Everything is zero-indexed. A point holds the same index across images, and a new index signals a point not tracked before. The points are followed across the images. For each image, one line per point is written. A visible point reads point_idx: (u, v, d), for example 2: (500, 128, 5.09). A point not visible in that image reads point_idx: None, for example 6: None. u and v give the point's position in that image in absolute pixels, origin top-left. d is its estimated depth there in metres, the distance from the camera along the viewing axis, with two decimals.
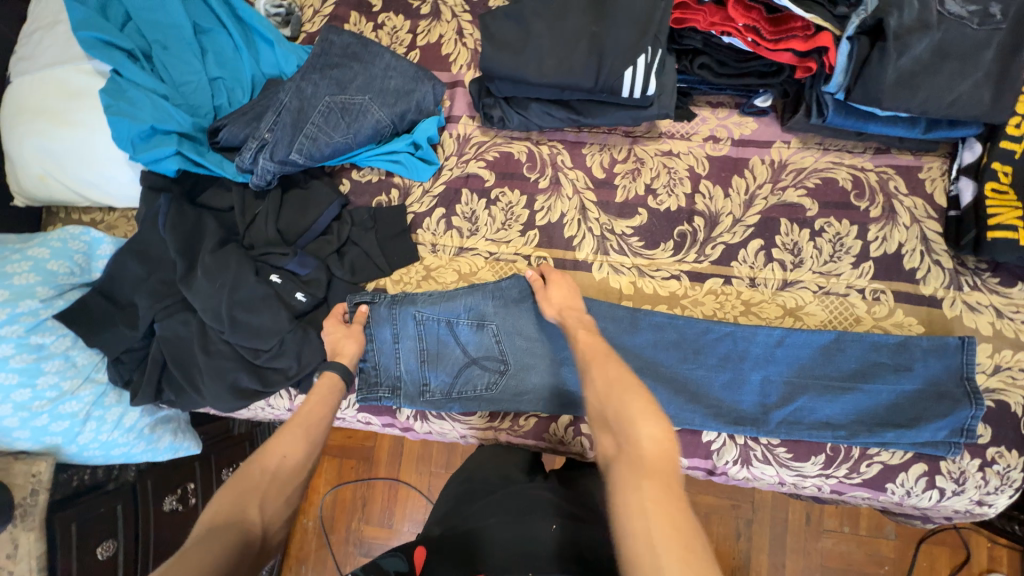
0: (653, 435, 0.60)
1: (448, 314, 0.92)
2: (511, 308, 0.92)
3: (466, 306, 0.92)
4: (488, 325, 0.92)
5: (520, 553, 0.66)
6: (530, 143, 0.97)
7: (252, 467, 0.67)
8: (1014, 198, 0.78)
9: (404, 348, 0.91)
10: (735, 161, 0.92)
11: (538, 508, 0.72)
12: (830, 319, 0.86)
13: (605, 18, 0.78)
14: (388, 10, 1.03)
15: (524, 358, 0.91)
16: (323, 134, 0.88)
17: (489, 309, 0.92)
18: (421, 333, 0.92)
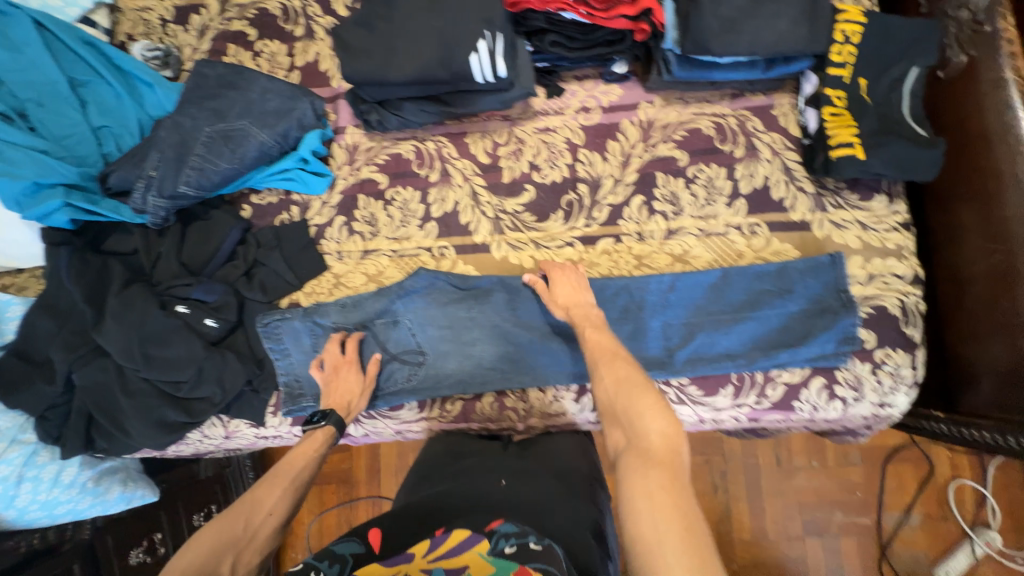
0: (659, 432, 0.62)
1: (362, 318, 0.94)
2: (422, 301, 0.95)
3: (377, 308, 0.94)
4: (403, 322, 0.95)
5: (480, 502, 0.70)
6: (416, 141, 1.01)
7: (235, 518, 0.67)
8: (848, 118, 0.84)
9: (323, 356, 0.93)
10: (607, 127, 0.98)
11: (486, 467, 0.80)
12: (715, 258, 0.91)
13: (449, 11, 0.83)
14: (263, 38, 1.07)
15: (440, 346, 0.94)
16: (208, 163, 0.91)
17: (401, 306, 0.95)
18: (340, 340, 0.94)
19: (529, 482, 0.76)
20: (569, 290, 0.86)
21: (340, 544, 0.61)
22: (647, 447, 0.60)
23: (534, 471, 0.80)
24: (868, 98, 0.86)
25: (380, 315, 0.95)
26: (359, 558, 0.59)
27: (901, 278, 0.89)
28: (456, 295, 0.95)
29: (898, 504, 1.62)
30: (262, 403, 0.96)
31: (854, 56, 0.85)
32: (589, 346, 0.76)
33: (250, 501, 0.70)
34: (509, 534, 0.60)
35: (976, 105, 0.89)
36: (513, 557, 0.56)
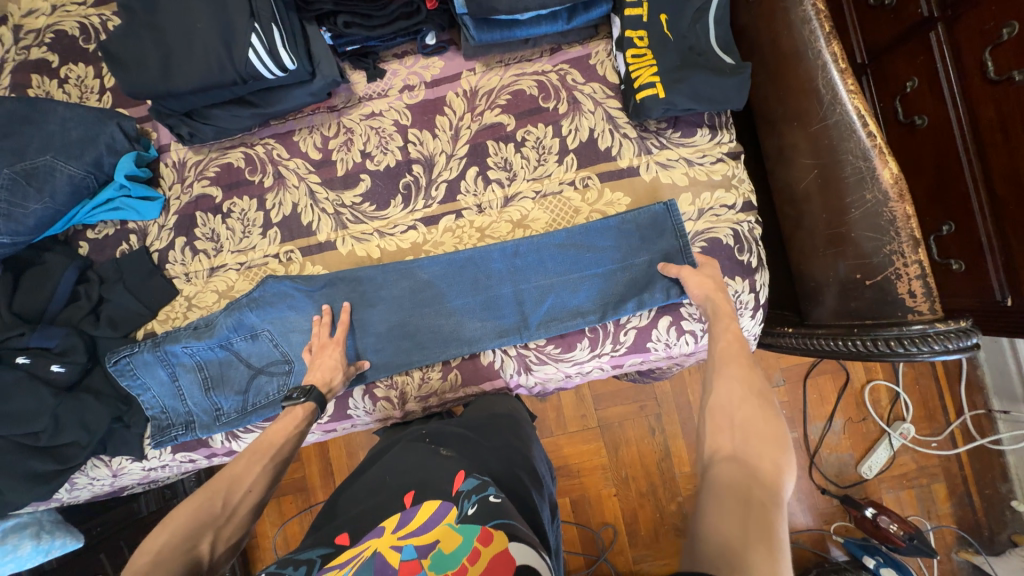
0: (768, 447, 0.59)
1: (216, 337, 0.92)
2: (275, 310, 0.93)
3: (228, 325, 0.92)
4: (261, 334, 0.93)
5: (417, 467, 0.73)
6: (244, 148, 0.97)
7: (215, 494, 0.66)
8: (649, 58, 0.84)
9: (184, 382, 0.93)
10: (433, 103, 0.96)
11: (417, 439, 0.81)
12: (553, 218, 0.92)
13: (222, 8, 0.79)
14: (66, 62, 1.01)
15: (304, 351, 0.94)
16: (17, 207, 0.87)
17: (253, 319, 0.93)
18: (200, 362, 0.93)
19: (460, 437, 0.80)
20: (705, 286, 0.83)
21: (306, 550, 0.60)
22: (755, 459, 0.58)
23: (460, 430, 0.83)
24: (670, 33, 0.86)
25: (233, 331, 0.93)
26: (328, 556, 0.59)
27: (731, 208, 0.91)
28: (309, 298, 0.93)
29: (821, 415, 1.68)
30: (137, 437, 0.96)
31: None
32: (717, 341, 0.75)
33: (232, 476, 0.69)
34: (470, 493, 0.65)
35: (782, 19, 0.88)
36: (475, 515, 0.60)
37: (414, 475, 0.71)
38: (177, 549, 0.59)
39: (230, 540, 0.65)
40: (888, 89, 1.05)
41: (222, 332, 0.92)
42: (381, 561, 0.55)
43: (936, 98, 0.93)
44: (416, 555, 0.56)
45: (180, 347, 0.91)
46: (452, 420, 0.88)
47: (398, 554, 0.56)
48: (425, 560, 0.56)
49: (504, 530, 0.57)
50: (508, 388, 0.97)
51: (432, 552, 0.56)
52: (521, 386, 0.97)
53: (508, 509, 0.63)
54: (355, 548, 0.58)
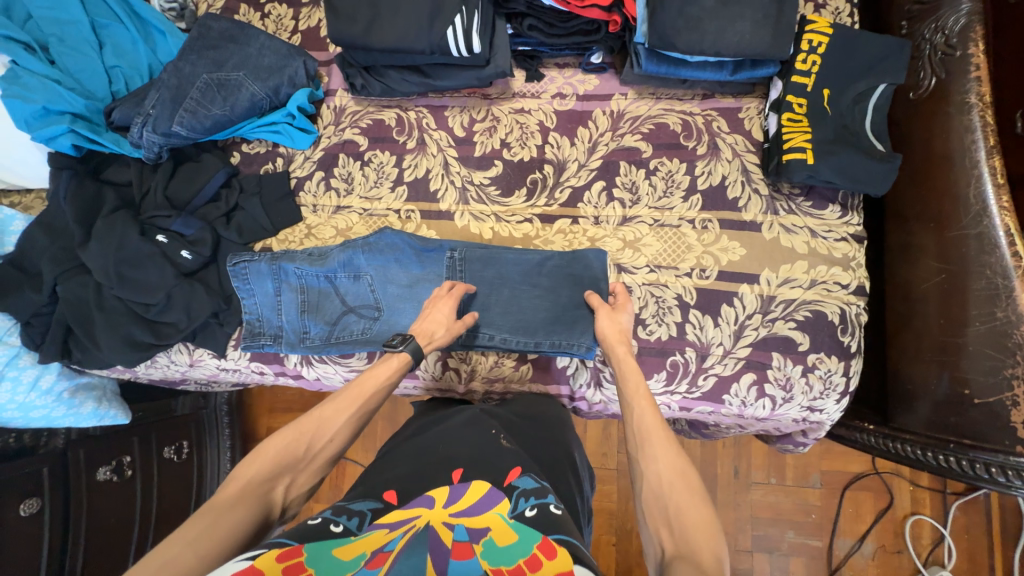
0: (704, 529, 0.60)
1: (326, 268, 0.99)
2: (383, 260, 0.99)
3: (339, 260, 0.99)
4: (364, 277, 0.99)
5: (470, 450, 0.75)
6: (399, 110, 1.06)
7: (298, 440, 0.72)
8: (804, 125, 0.86)
9: (285, 300, 0.99)
10: (579, 114, 1.01)
11: (476, 422, 0.83)
12: (664, 248, 0.94)
13: None
14: (273, 0, 1.14)
15: (396, 303, 0.99)
16: (201, 107, 0.98)
17: (362, 261, 0.99)
18: (303, 287, 1.00)
19: (521, 432, 0.83)
20: (617, 326, 0.86)
21: (359, 500, 0.67)
22: (695, 552, 0.58)
23: (513, 420, 0.86)
24: (829, 108, 0.88)
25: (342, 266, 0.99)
26: (378, 511, 0.65)
27: (844, 287, 0.90)
28: (415, 258, 0.98)
29: (852, 532, 1.59)
30: (225, 336, 1.02)
31: (819, 65, 0.88)
32: (636, 407, 0.75)
33: (317, 422, 0.74)
34: (528, 494, 0.67)
35: (941, 123, 0.89)
36: (533, 521, 0.63)
37: (472, 454, 0.74)
38: (258, 486, 0.66)
39: (303, 483, 0.72)
40: None
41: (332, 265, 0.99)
42: (433, 534, 0.60)
43: None
44: (468, 537, 0.60)
45: (294, 268, 0.99)
46: (504, 407, 0.91)
47: (450, 532, 0.61)
48: (476, 544, 0.60)
49: (565, 546, 0.59)
50: (571, 397, 0.98)
51: (484, 540, 0.60)
52: (584, 399, 0.98)
53: (566, 522, 0.64)
54: (407, 513, 0.63)
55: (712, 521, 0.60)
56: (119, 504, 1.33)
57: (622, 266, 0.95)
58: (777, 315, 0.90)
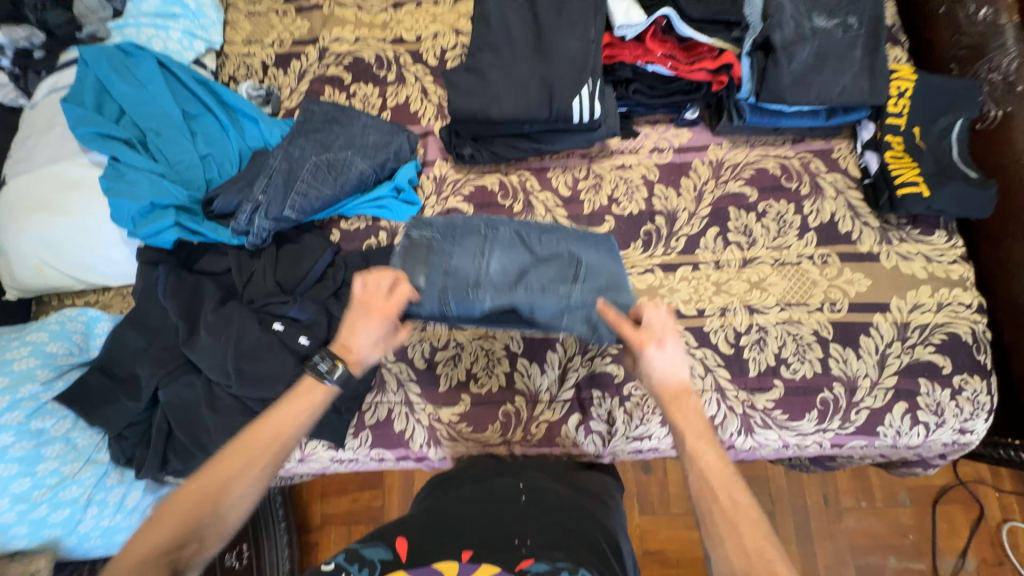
0: None
1: (489, 255, 0.86)
2: (569, 263, 0.87)
3: (535, 305, 0.83)
4: (506, 231, 0.90)
5: (487, 514, 0.68)
6: (500, 175, 1.08)
7: (202, 502, 0.59)
8: (909, 160, 0.94)
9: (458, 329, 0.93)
10: (679, 166, 1.06)
11: (497, 489, 0.75)
12: (790, 285, 0.96)
13: (548, 60, 0.90)
14: (357, 81, 1.17)
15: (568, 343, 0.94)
16: (312, 189, 0.97)
17: (549, 271, 0.86)
18: (445, 254, 0.86)
19: (549, 494, 0.74)
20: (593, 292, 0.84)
21: (371, 546, 0.61)
22: None
23: (554, 484, 0.78)
24: (923, 144, 0.96)
25: (504, 246, 0.88)
26: (389, 562, 0.59)
27: (968, 306, 0.93)
28: (598, 265, 0.88)
29: (952, 548, 1.48)
30: (344, 425, 0.94)
31: (908, 107, 0.96)
32: (706, 477, 0.62)
33: (219, 483, 0.60)
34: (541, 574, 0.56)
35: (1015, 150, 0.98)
36: None
37: (487, 520, 0.66)
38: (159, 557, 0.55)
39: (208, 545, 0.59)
40: None
41: (493, 250, 0.87)
42: None
43: None
44: None
45: (473, 292, 0.83)
46: (560, 478, 0.83)
47: None
48: None
49: None
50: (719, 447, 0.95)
51: None
52: (732, 448, 0.95)
53: None
54: None
55: (771, 548, 0.56)
56: None
57: (753, 307, 0.96)
58: (915, 341, 0.92)
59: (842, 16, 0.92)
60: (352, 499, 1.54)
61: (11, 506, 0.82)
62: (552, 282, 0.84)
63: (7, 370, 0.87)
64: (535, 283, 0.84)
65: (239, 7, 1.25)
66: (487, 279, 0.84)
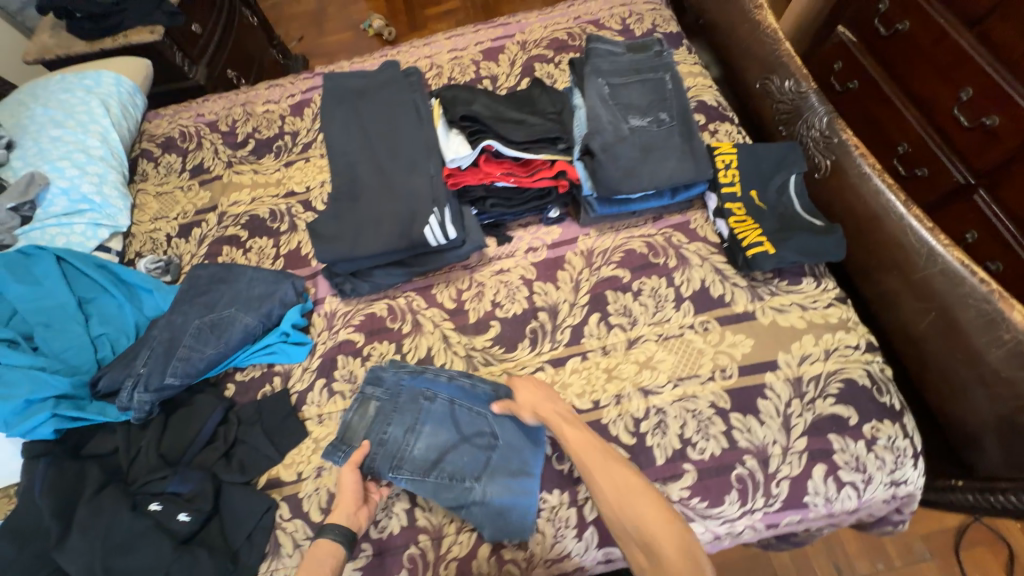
0: None
1: (421, 433, 0.93)
2: (493, 441, 0.92)
3: (447, 484, 0.88)
4: (442, 403, 0.95)
5: None
6: (388, 300, 1.11)
7: None
8: (752, 223, 0.99)
9: (392, 438, 0.92)
10: (554, 260, 1.10)
11: None
12: (678, 359, 0.95)
13: (399, 197, 0.97)
14: (253, 236, 1.26)
15: (502, 464, 0.89)
16: (195, 352, 0.99)
17: (475, 446, 0.92)
18: (385, 421, 0.94)
19: None
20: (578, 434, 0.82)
21: None
22: None
23: None
24: (763, 204, 1.02)
25: (437, 420, 0.94)
26: None
27: (856, 348, 0.93)
28: (523, 440, 0.91)
29: None
30: None
31: (738, 176, 1.04)
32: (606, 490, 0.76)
33: None
34: None
35: (854, 191, 1.05)
36: None
37: None
38: None
39: None
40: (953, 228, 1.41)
41: (426, 427, 0.93)
42: None
43: (1001, 242, 1.28)
44: None
45: (400, 468, 0.90)
46: None
47: None
48: None
49: None
50: None
51: None
52: None
53: None
54: None
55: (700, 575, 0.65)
56: None
57: (646, 388, 0.94)
58: (814, 395, 0.89)
59: (653, 114, 1.03)
60: None
61: None
62: (466, 469, 0.90)
63: None
64: (452, 468, 0.90)
65: (148, 191, 1.39)
66: (425, 419, 0.94)
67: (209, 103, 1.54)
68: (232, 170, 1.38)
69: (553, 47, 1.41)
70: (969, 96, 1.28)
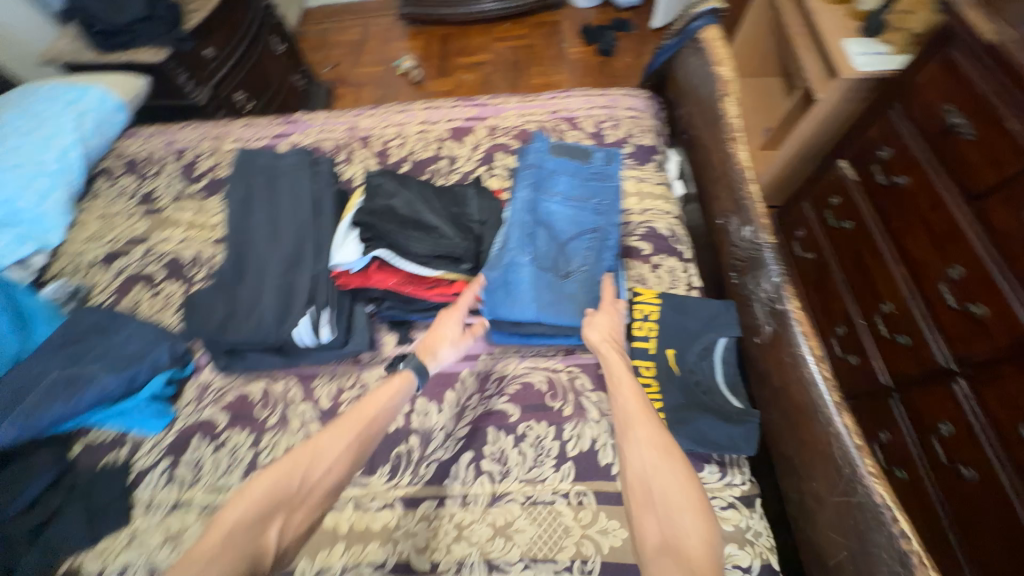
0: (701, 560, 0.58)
1: (558, 228, 0.97)
2: (541, 280, 0.91)
3: (523, 208, 0.97)
4: (603, 262, 0.95)
5: None
6: (266, 382, 1.04)
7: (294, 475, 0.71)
8: (653, 390, 0.88)
9: (567, 224, 0.97)
10: (448, 376, 1.01)
11: None
12: (538, 533, 0.82)
13: (280, 287, 0.92)
14: (168, 279, 1.23)
15: (548, 258, 0.93)
16: (40, 407, 0.92)
17: (564, 228, 0.98)
18: (534, 180, 1.01)
19: None
20: (604, 328, 0.85)
21: None
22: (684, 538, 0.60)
23: None
24: (677, 367, 0.90)
25: (577, 208, 0.99)
26: None
27: (747, 571, 0.77)
28: (570, 276, 0.92)
29: None
30: None
31: (655, 330, 0.94)
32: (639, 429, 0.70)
33: (317, 450, 0.75)
34: None
35: (789, 372, 0.92)
36: None
37: None
38: (254, 525, 0.65)
39: (297, 524, 0.71)
40: (924, 423, 1.23)
41: (571, 210, 0.98)
42: None
43: (980, 454, 1.07)
44: None
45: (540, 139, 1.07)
46: None
47: None
48: None
49: None
50: None
51: None
52: None
53: None
54: None
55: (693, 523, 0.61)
56: None
57: (492, 562, 0.81)
58: None
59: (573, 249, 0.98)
60: None
61: None
62: (542, 253, 0.93)
63: None
64: (530, 237, 0.94)
65: (93, 210, 1.39)
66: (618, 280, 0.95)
67: (183, 131, 1.56)
68: (176, 204, 1.37)
69: (520, 139, 1.36)
70: (959, 275, 1.14)
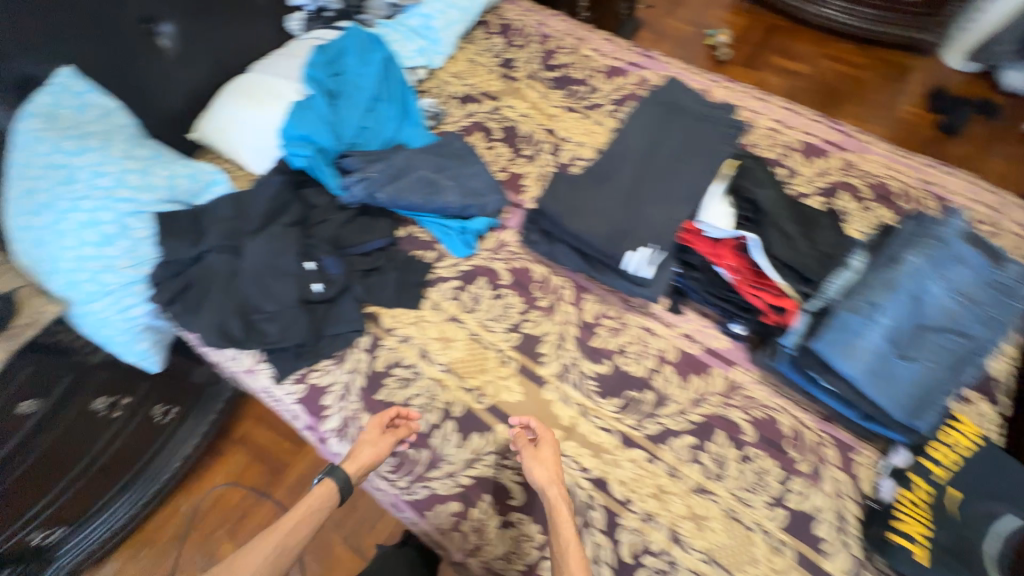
0: None
1: (930, 312, 0.89)
2: (885, 353, 0.87)
3: (910, 272, 0.91)
4: (951, 372, 0.87)
5: None
6: (548, 270, 1.17)
7: None
8: (923, 515, 0.84)
9: (941, 315, 0.89)
10: (699, 363, 1.05)
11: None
12: (728, 544, 0.87)
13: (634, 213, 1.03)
14: (501, 141, 1.40)
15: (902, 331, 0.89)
16: (407, 192, 1.16)
17: (937, 314, 0.90)
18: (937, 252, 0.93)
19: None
20: (550, 468, 0.88)
21: None
22: None
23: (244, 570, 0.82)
24: (955, 511, 0.84)
25: (964, 305, 0.90)
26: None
27: None
28: (912, 362, 0.87)
29: None
30: (296, 367, 1.07)
31: (953, 465, 0.88)
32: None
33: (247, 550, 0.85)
34: None
35: None
36: None
37: None
38: None
39: None
40: None
41: (957, 303, 0.89)
42: None
43: None
44: None
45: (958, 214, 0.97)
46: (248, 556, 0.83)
47: None
48: None
49: None
50: None
51: None
52: None
53: None
54: None
55: None
56: (81, 436, 1.20)
57: (677, 535, 0.88)
58: None
59: None
60: (275, 440, 1.69)
61: (77, 260, 1.07)
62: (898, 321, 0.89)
63: (148, 178, 1.14)
64: (898, 301, 0.90)
65: (466, 52, 1.59)
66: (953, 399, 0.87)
67: (554, 19, 1.68)
68: (529, 82, 1.52)
69: (875, 190, 1.24)
70: None
